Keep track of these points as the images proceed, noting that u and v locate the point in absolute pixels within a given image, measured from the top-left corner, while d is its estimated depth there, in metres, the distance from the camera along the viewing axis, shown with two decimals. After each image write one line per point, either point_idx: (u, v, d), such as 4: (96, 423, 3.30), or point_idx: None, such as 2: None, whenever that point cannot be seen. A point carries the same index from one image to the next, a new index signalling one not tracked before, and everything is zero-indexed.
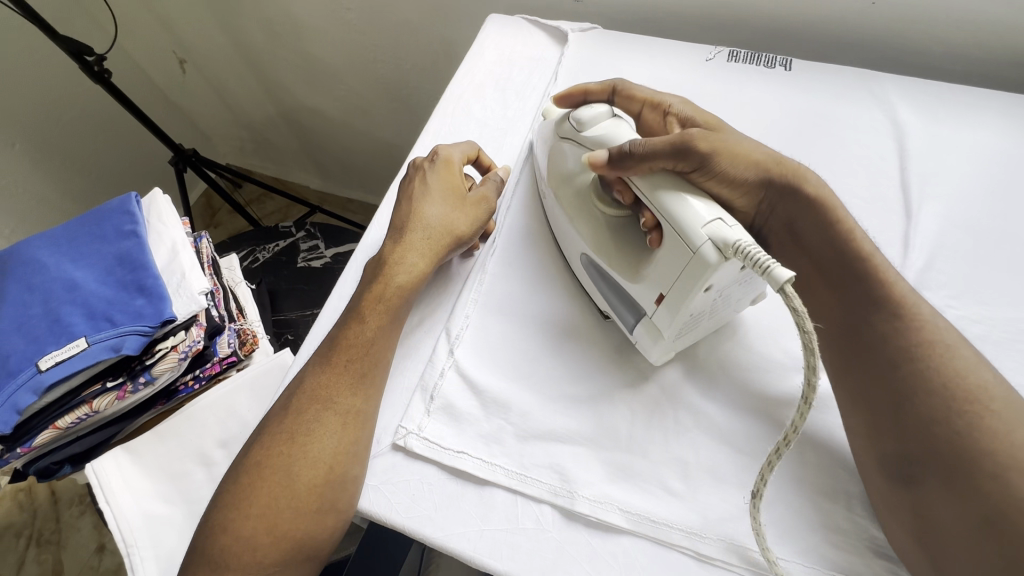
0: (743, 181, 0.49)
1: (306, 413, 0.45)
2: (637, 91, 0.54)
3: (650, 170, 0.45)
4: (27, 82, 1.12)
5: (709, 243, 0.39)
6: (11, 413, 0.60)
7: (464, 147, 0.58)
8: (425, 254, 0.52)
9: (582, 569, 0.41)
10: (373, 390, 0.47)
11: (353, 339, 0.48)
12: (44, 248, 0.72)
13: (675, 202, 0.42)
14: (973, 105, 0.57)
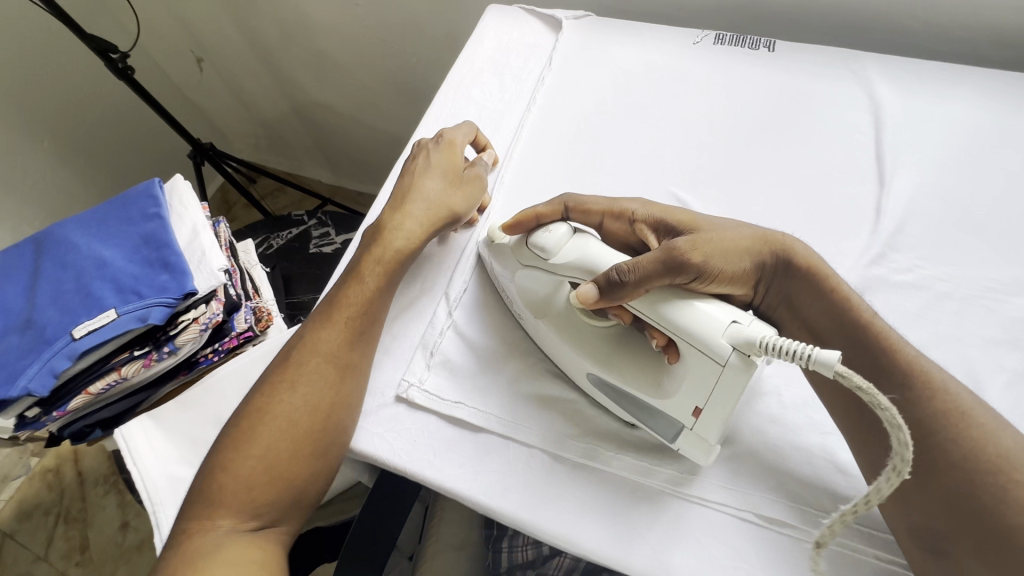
0: (740, 272, 0.47)
1: (305, 364, 0.49)
2: (590, 202, 0.53)
3: (647, 292, 0.43)
4: (55, 81, 1.19)
5: (733, 351, 0.39)
6: (48, 376, 0.66)
7: (467, 131, 0.61)
8: (422, 224, 0.56)
9: (569, 504, 0.44)
10: (367, 349, 0.51)
11: (352, 300, 0.52)
12: (75, 229, 0.78)
13: (684, 317, 0.41)
14: (948, 80, 0.59)
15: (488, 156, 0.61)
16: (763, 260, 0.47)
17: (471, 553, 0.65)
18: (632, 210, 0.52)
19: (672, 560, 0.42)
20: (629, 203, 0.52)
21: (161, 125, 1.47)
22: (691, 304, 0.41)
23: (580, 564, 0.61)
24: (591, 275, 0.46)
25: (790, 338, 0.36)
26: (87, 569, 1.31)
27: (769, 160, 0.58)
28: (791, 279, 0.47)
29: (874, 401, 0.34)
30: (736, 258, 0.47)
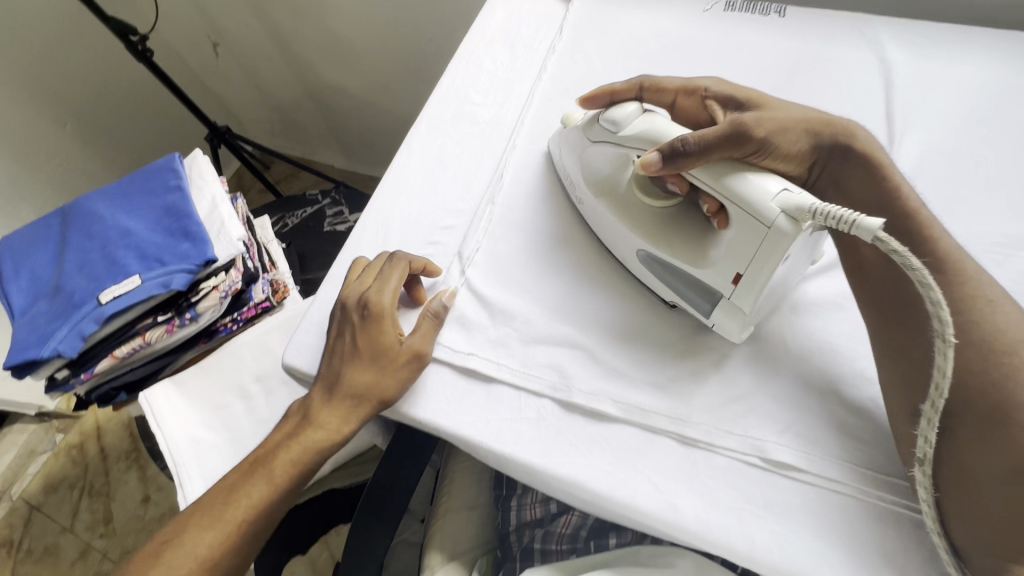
0: (797, 152, 0.50)
1: (177, 559, 0.49)
2: (666, 82, 0.56)
3: (710, 161, 0.46)
4: (77, 65, 1.21)
5: (782, 216, 0.41)
6: (77, 339, 0.68)
7: (399, 275, 0.53)
8: (341, 419, 0.51)
9: (577, 451, 0.46)
10: (257, 545, 0.52)
11: (248, 499, 0.51)
12: (100, 202, 0.80)
13: (740, 183, 0.44)
14: (959, 42, 0.59)
15: (444, 297, 0.53)
16: (821, 139, 0.50)
17: (483, 511, 0.68)
18: (705, 87, 0.55)
19: (679, 500, 0.43)
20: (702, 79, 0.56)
21: (178, 110, 1.50)
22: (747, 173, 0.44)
23: (589, 522, 0.62)
24: (658, 143, 0.48)
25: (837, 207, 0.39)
26: (110, 539, 1.32)
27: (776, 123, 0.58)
28: (840, 159, 0.50)
29: (907, 264, 0.38)
30: (795, 133, 0.50)
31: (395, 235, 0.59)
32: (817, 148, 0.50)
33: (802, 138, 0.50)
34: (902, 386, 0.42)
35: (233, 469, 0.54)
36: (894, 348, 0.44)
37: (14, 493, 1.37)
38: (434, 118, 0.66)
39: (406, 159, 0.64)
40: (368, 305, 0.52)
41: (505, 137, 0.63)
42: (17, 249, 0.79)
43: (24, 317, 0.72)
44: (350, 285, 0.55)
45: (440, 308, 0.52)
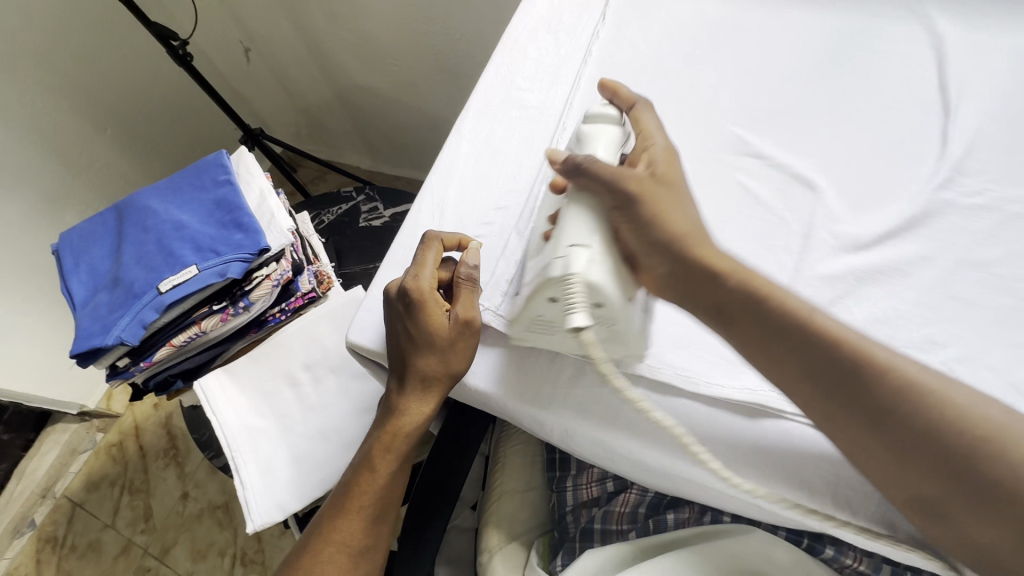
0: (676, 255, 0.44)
1: (320, 556, 0.52)
2: (646, 121, 0.52)
3: (585, 188, 0.47)
4: (118, 72, 1.26)
5: (562, 262, 0.42)
6: (138, 327, 0.70)
7: (433, 254, 0.53)
8: (426, 401, 0.52)
9: (647, 417, 0.46)
10: (386, 526, 0.55)
11: (366, 490, 0.54)
12: (152, 196, 0.82)
13: (576, 219, 0.45)
14: (1010, 13, 0.59)
15: (471, 255, 0.53)
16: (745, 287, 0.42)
17: (536, 493, 0.68)
18: (654, 142, 0.50)
19: (746, 461, 0.44)
20: (655, 133, 0.51)
21: (210, 114, 1.53)
22: (591, 224, 0.44)
23: (647, 498, 0.62)
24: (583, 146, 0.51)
25: (582, 291, 0.41)
26: (151, 536, 1.33)
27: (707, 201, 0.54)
28: (715, 285, 0.43)
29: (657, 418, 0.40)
30: (654, 236, 0.44)
31: (450, 217, 0.60)
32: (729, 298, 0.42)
33: (658, 236, 0.44)
34: (881, 461, 0.36)
35: (345, 471, 0.56)
36: (860, 432, 0.37)
37: (57, 490, 1.38)
38: (483, 105, 0.67)
39: (456, 146, 0.65)
40: (409, 297, 0.50)
41: (553, 120, 0.65)
42: (76, 243, 0.81)
43: (86, 307, 0.75)
44: (385, 287, 0.54)
45: (469, 271, 0.52)
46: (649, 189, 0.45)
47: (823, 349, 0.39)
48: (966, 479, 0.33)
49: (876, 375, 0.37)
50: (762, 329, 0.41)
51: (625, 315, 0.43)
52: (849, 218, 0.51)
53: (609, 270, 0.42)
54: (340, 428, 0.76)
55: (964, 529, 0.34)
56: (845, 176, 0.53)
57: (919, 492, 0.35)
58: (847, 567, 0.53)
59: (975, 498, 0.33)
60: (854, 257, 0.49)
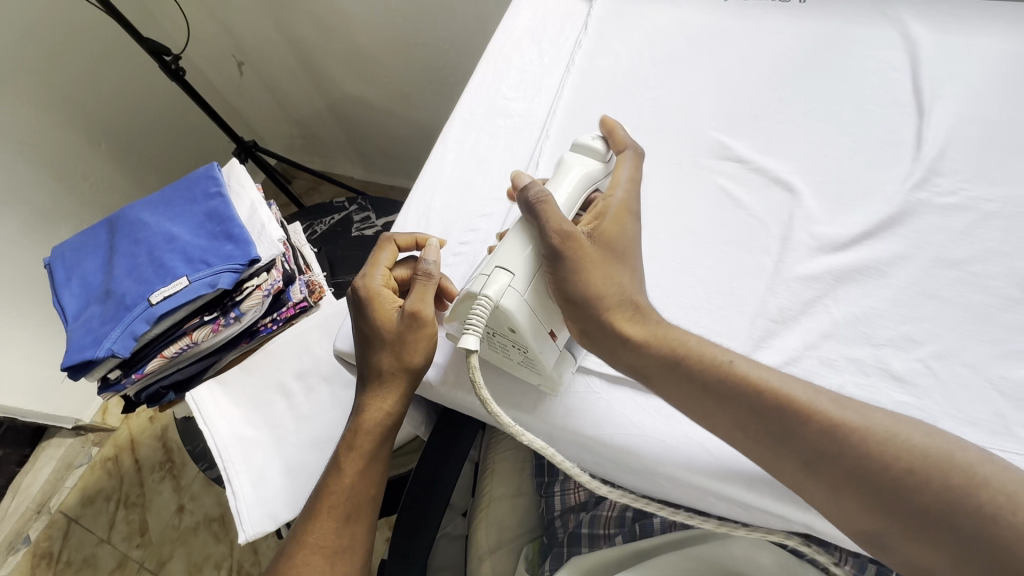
0: (595, 315, 0.45)
1: (296, 558, 0.52)
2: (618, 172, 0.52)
3: (530, 221, 0.46)
4: (111, 88, 1.27)
5: (483, 280, 0.44)
6: (129, 339, 0.71)
7: (386, 255, 0.55)
8: (385, 396, 0.53)
9: (630, 419, 0.47)
10: (360, 527, 0.54)
11: (335, 490, 0.54)
12: (144, 209, 0.83)
13: (517, 244, 0.45)
14: (982, 16, 0.60)
15: (430, 251, 0.53)
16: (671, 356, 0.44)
17: (526, 499, 0.69)
18: (615, 196, 0.50)
19: (730, 460, 0.45)
20: (621, 187, 0.51)
21: (204, 128, 1.54)
22: (527, 257, 0.45)
23: (634, 501, 0.62)
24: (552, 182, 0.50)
25: (484, 314, 0.42)
26: (147, 550, 1.32)
27: (650, 224, 0.55)
28: (638, 350, 0.45)
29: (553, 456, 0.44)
30: (572, 296, 0.45)
31: (437, 224, 0.61)
32: (659, 362, 0.44)
33: (576, 296, 0.45)
34: (821, 498, 0.39)
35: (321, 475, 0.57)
36: (795, 474, 0.40)
37: (52, 506, 1.37)
38: (468, 114, 0.68)
39: (443, 153, 0.66)
40: (358, 298, 0.53)
41: (537, 127, 0.66)
42: (68, 256, 0.82)
43: (78, 320, 0.75)
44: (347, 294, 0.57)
45: (426, 265, 0.52)
46: (589, 248, 0.45)
47: (754, 398, 0.41)
48: (901, 508, 0.36)
49: (802, 420, 0.40)
50: (695, 379, 0.43)
51: (534, 347, 0.45)
52: (827, 219, 0.52)
53: (526, 302, 0.44)
54: (332, 436, 0.76)
55: (907, 555, 0.36)
56: (823, 178, 0.54)
57: (861, 524, 0.38)
58: (834, 567, 0.53)
59: (909, 526, 0.36)
60: (831, 257, 0.49)
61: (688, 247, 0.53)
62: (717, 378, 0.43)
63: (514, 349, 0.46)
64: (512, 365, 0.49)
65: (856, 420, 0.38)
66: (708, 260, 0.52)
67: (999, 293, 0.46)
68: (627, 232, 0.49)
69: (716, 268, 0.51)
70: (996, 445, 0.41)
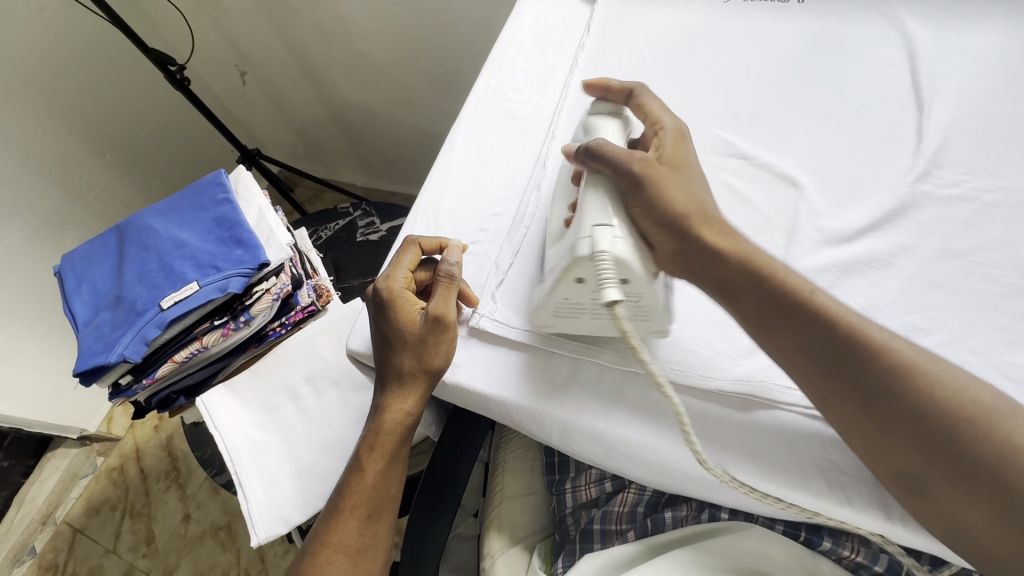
0: (678, 228, 0.46)
1: (319, 557, 0.52)
2: (647, 102, 0.53)
3: (599, 172, 0.48)
4: (115, 99, 1.28)
5: (587, 241, 0.44)
6: (141, 344, 0.71)
7: (409, 257, 0.56)
8: (406, 398, 0.53)
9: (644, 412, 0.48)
10: (382, 525, 0.55)
11: (356, 489, 0.54)
12: (153, 216, 0.83)
13: (595, 201, 0.46)
14: (977, 13, 0.61)
15: (452, 253, 0.54)
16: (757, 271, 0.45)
17: (536, 498, 0.68)
18: (663, 124, 0.52)
19: (744, 450, 0.45)
20: (662, 115, 0.53)
21: (207, 137, 1.55)
22: (608, 205, 0.45)
23: (645, 497, 0.62)
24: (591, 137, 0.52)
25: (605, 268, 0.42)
26: (154, 559, 1.31)
27: None
28: (720, 265, 0.46)
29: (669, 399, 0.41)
30: (661, 218, 0.46)
31: (446, 225, 0.62)
32: (750, 279, 0.45)
33: (665, 216, 0.46)
34: (869, 438, 0.39)
35: (340, 475, 0.57)
36: (851, 404, 0.40)
37: (58, 517, 1.37)
38: (474, 116, 0.69)
39: (451, 155, 0.67)
40: (380, 299, 0.53)
41: (543, 128, 0.67)
42: (78, 264, 0.83)
43: (89, 326, 0.76)
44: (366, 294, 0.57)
45: (449, 268, 0.53)
46: (659, 170, 0.47)
47: (824, 326, 0.42)
48: (951, 460, 0.36)
49: (876, 355, 0.40)
50: (762, 301, 0.44)
51: (652, 293, 0.45)
52: (831, 214, 0.52)
53: (633, 246, 0.44)
54: (342, 439, 0.77)
55: (944, 507, 0.37)
56: (826, 173, 0.55)
57: (902, 469, 0.38)
58: (846, 559, 0.53)
59: (955, 477, 0.36)
60: (836, 250, 0.50)
61: None
62: (795, 302, 0.43)
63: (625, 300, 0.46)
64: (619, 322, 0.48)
65: (909, 371, 0.39)
66: None
67: (1004, 282, 0.47)
68: (689, 154, 0.51)
69: None
70: None
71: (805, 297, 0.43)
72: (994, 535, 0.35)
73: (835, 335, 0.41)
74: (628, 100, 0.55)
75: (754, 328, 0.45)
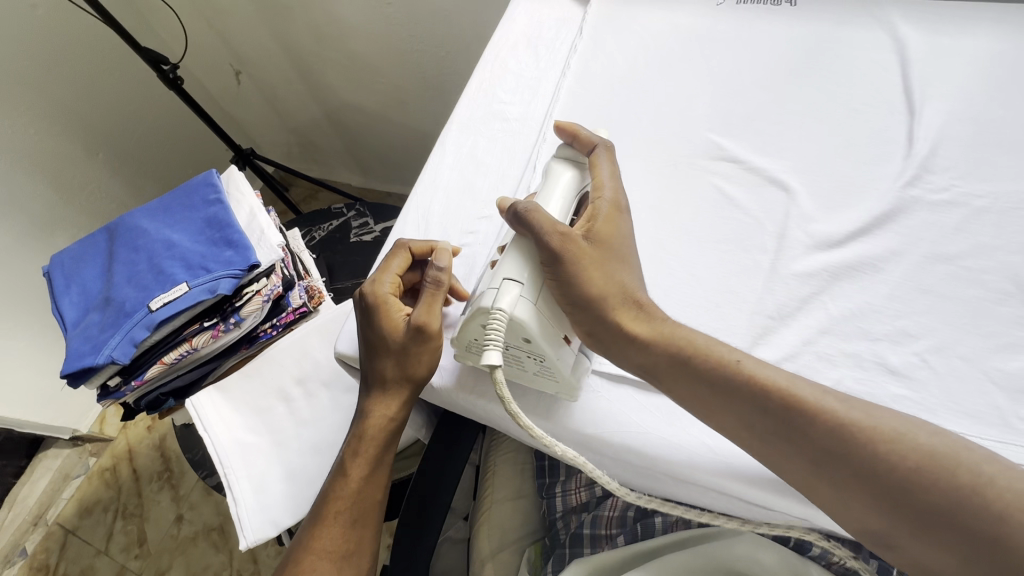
0: (592, 311, 0.45)
1: (303, 563, 0.52)
2: (599, 168, 0.51)
3: (525, 238, 0.46)
4: (108, 98, 1.27)
5: (495, 293, 0.44)
6: (129, 346, 0.71)
7: (399, 261, 0.55)
8: (390, 404, 0.53)
9: (631, 416, 0.48)
10: (368, 530, 0.54)
11: (341, 494, 0.54)
12: (143, 216, 0.83)
13: (516, 254, 0.45)
14: (969, 17, 0.61)
15: (440, 257, 0.52)
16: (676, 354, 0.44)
17: (527, 501, 0.68)
18: (604, 194, 0.50)
19: (731, 458, 0.45)
20: (606, 184, 0.50)
21: (201, 136, 1.55)
22: (526, 265, 0.45)
23: (635, 501, 0.61)
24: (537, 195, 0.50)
25: (498, 326, 0.42)
26: (146, 561, 1.30)
27: (647, 225, 0.55)
28: (641, 351, 0.45)
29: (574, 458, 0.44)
30: (579, 298, 0.45)
31: (435, 227, 0.61)
32: (669, 359, 0.44)
33: (581, 298, 0.45)
34: (830, 498, 0.39)
35: (325, 479, 0.57)
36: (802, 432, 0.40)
37: (49, 518, 1.36)
38: (466, 118, 0.69)
39: (441, 158, 0.66)
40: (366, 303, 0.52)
41: (534, 131, 0.66)
42: (67, 264, 0.82)
43: (78, 327, 0.75)
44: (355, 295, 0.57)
45: (437, 274, 0.51)
46: (587, 249, 0.45)
47: (759, 395, 0.41)
48: (908, 515, 0.36)
49: (830, 407, 0.39)
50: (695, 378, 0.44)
51: (553, 357, 0.45)
52: (822, 218, 0.52)
53: (537, 310, 0.44)
54: (333, 441, 0.77)
55: (912, 555, 0.37)
56: (817, 177, 0.55)
57: (865, 525, 0.39)
58: (836, 564, 0.52)
59: (917, 529, 0.36)
60: (826, 255, 0.50)
61: (684, 247, 0.53)
62: (723, 374, 0.43)
63: (529, 359, 0.46)
64: (527, 377, 0.49)
65: None
66: (705, 258, 0.52)
67: (993, 287, 0.46)
68: (622, 232, 0.49)
69: (714, 268, 0.52)
70: (993, 436, 0.41)
71: (733, 370, 0.43)
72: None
73: (767, 403, 0.41)
74: (587, 155, 0.53)
75: (688, 401, 0.44)
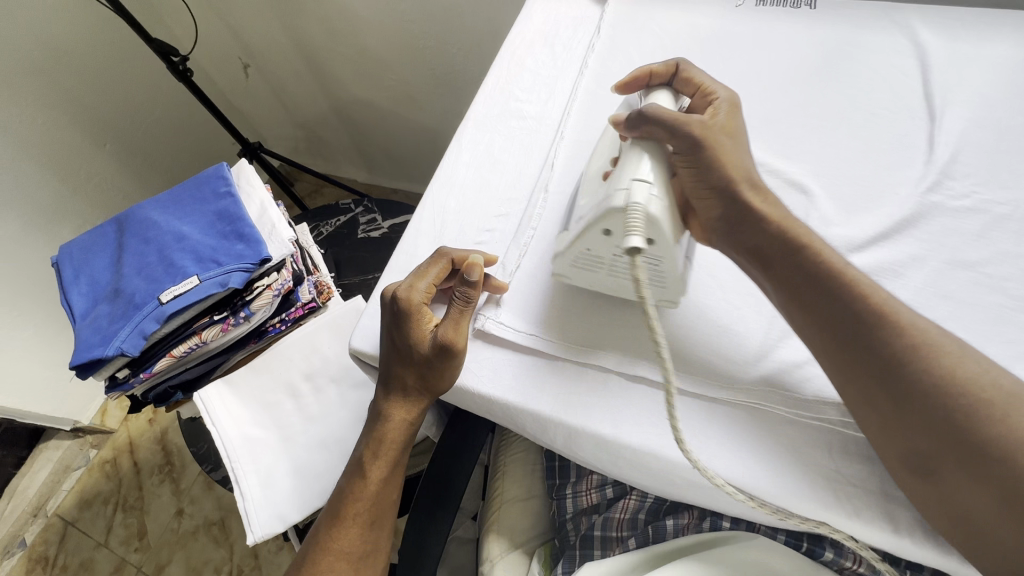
0: (722, 191, 0.48)
1: (320, 564, 0.52)
2: (697, 75, 0.55)
3: (648, 135, 0.50)
4: (116, 88, 1.27)
5: (623, 193, 0.45)
6: (139, 338, 0.70)
7: (436, 269, 0.53)
8: (411, 411, 0.53)
9: (649, 418, 0.47)
10: (383, 532, 0.54)
11: (359, 497, 0.53)
12: (153, 208, 0.82)
13: (637, 159, 0.48)
14: (989, 23, 0.61)
15: (474, 270, 0.51)
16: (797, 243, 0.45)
17: (538, 502, 0.68)
18: (717, 95, 0.53)
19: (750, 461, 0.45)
20: (715, 86, 0.54)
21: (208, 127, 1.54)
22: (647, 164, 0.47)
23: (647, 504, 0.61)
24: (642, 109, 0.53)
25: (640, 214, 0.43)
26: (146, 554, 1.30)
27: None
28: (766, 234, 0.46)
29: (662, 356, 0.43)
30: (716, 181, 0.48)
31: (451, 225, 0.61)
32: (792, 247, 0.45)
33: (714, 182, 0.48)
34: (884, 412, 0.40)
35: (340, 479, 0.56)
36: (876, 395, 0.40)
37: (49, 509, 1.35)
38: (482, 115, 0.69)
39: (457, 155, 0.66)
40: (400, 308, 0.51)
41: (551, 129, 0.66)
42: (75, 255, 0.81)
43: (87, 319, 0.75)
44: (382, 293, 0.54)
45: (466, 291, 0.51)
46: (715, 134, 0.49)
47: (852, 296, 0.42)
48: (965, 443, 0.37)
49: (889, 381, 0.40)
50: (799, 277, 0.44)
51: (673, 258, 0.46)
52: (840, 222, 0.52)
53: (667, 207, 0.45)
54: (341, 437, 0.76)
55: (951, 489, 0.37)
56: (837, 181, 0.55)
57: (913, 446, 0.39)
58: (848, 570, 0.52)
59: (967, 460, 0.37)
60: (845, 259, 0.50)
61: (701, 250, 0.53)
62: (823, 270, 0.44)
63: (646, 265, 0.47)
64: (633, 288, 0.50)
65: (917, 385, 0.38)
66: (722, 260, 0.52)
67: (1014, 294, 0.46)
68: (740, 123, 0.52)
69: None
70: None
71: (833, 269, 0.43)
72: (1003, 525, 0.35)
73: (857, 305, 0.42)
74: (674, 78, 0.56)
75: (786, 304, 0.45)
